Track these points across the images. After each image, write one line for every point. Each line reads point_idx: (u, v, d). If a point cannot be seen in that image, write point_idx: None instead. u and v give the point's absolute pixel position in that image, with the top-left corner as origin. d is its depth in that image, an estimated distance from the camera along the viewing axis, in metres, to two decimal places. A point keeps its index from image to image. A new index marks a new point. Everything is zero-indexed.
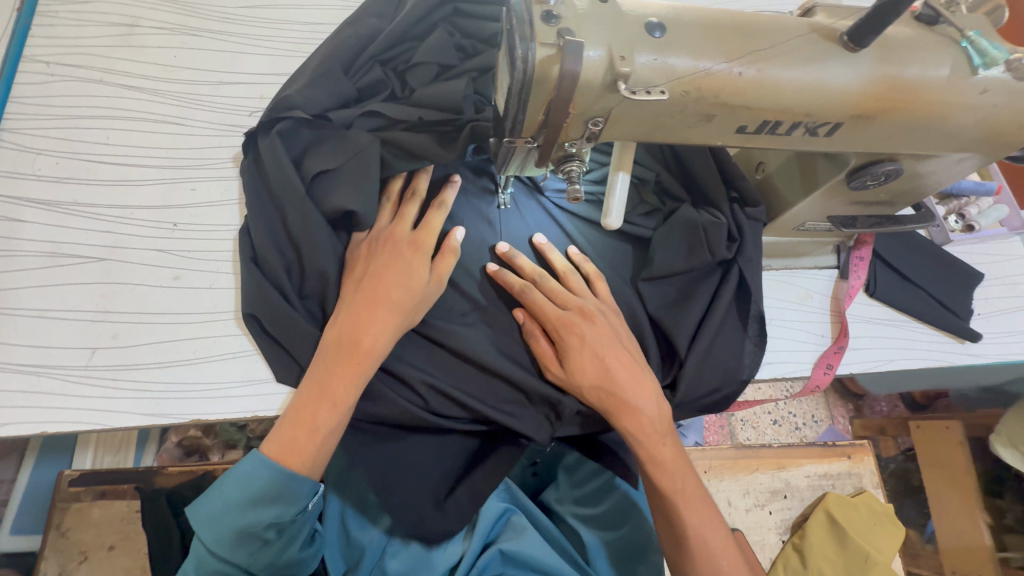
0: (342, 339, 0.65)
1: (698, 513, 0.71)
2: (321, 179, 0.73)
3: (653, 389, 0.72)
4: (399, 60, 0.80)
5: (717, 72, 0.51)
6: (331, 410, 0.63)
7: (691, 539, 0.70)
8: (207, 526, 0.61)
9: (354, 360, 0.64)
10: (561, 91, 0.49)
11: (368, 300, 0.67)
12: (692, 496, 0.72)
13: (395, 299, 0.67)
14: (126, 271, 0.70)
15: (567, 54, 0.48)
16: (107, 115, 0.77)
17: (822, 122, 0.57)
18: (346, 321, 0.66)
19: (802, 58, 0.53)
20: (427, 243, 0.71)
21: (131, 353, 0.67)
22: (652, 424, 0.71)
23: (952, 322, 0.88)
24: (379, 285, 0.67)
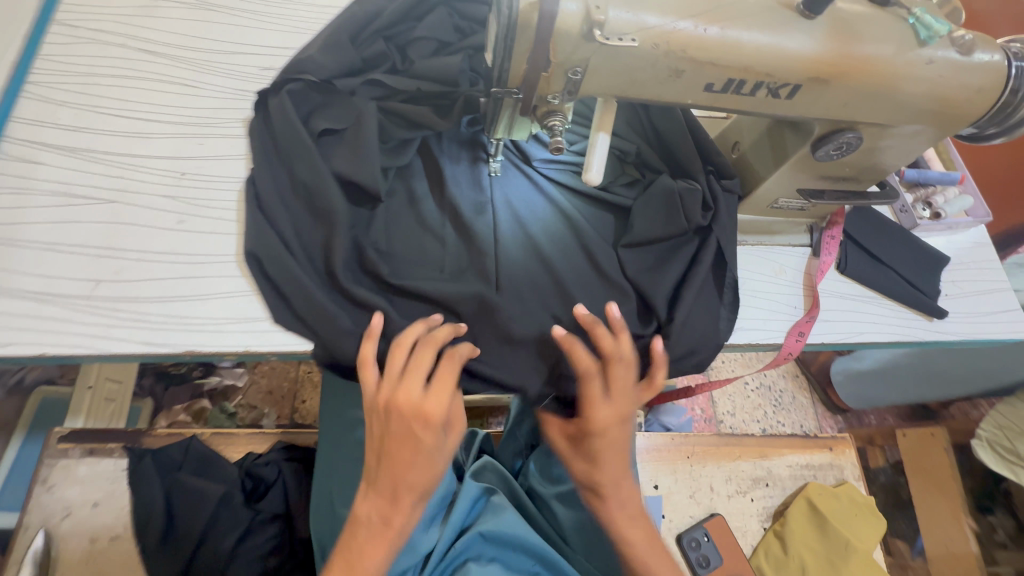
0: (371, 467, 0.70)
1: (619, 474, 0.76)
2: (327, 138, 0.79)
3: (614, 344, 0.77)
4: (401, 37, 0.87)
5: (684, 29, 0.57)
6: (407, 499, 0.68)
7: (602, 484, 0.75)
8: None
9: (400, 451, 0.68)
10: (541, 35, 0.54)
11: (392, 462, 0.69)
12: (619, 455, 0.75)
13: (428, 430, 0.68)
14: (134, 214, 0.74)
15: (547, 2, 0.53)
16: (127, 76, 0.83)
17: (782, 82, 0.62)
18: (387, 441, 0.69)
19: (761, 22, 0.59)
20: (432, 415, 0.68)
21: (133, 287, 0.70)
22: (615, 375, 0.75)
23: (920, 299, 0.92)
24: (401, 408, 0.68)
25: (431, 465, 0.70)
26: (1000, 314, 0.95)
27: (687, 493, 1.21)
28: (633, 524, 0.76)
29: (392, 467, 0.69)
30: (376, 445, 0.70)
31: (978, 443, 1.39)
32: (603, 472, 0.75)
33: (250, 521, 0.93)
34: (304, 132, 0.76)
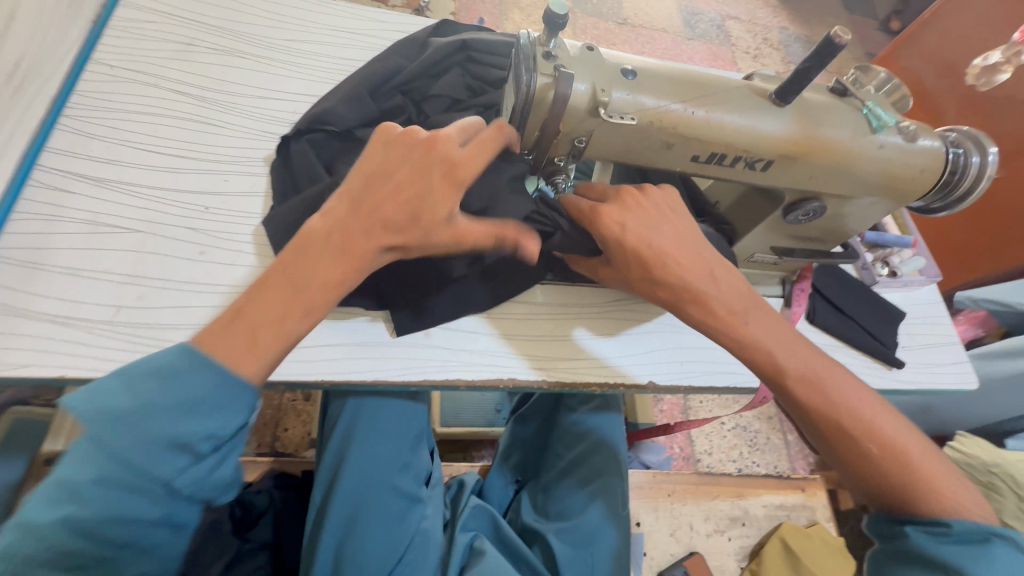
0: (358, 232, 0.58)
1: (728, 302, 0.67)
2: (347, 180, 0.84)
3: (703, 263, 0.68)
4: (418, 92, 0.95)
5: (675, 109, 0.66)
6: (319, 295, 0.59)
7: (762, 360, 0.67)
8: (108, 427, 0.52)
9: (357, 262, 0.59)
10: (553, 110, 0.62)
11: (386, 175, 0.59)
12: (696, 264, 0.67)
13: (395, 212, 0.59)
14: (158, 243, 0.78)
15: (559, 83, 0.61)
16: (159, 113, 0.88)
17: (757, 157, 0.72)
18: (354, 239, 0.58)
19: (740, 107, 0.69)
20: (464, 174, 0.61)
21: (153, 314, 0.74)
22: (714, 297, 0.67)
23: (880, 349, 1.01)
24: (389, 172, 0.59)
25: (447, 200, 0.60)
26: (951, 367, 1.04)
27: (667, 531, 1.25)
28: (813, 391, 0.64)
29: (364, 222, 0.59)
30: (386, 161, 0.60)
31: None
32: (661, 296, 0.69)
33: (238, 548, 0.90)
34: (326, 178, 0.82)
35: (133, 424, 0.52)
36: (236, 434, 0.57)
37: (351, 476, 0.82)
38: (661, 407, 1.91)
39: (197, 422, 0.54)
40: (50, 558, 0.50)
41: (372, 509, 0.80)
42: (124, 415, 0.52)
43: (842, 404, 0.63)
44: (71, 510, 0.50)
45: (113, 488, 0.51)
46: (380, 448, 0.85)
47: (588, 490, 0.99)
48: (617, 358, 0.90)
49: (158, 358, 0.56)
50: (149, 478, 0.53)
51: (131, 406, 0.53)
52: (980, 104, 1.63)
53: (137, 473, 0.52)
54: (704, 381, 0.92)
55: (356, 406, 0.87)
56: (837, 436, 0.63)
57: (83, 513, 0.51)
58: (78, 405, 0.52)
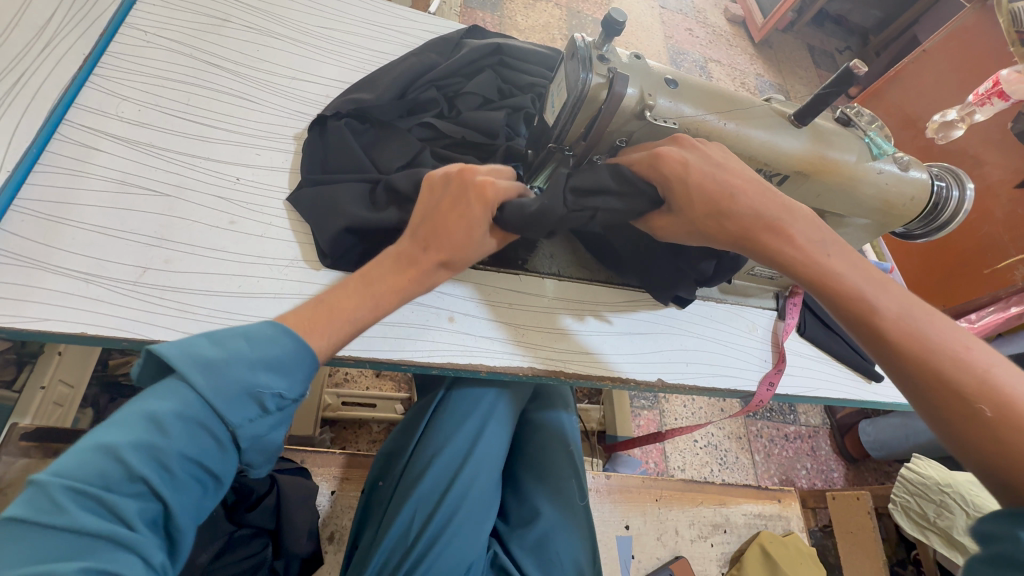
0: (414, 250, 0.67)
1: (808, 237, 0.67)
2: (384, 165, 0.86)
3: (776, 199, 0.68)
4: (450, 89, 0.98)
5: (709, 120, 0.72)
6: (373, 308, 0.63)
7: (847, 291, 0.63)
8: (196, 368, 0.49)
9: (416, 268, 0.67)
10: (605, 108, 0.67)
11: (444, 210, 0.67)
12: (766, 197, 0.67)
13: (454, 239, 0.67)
14: (187, 209, 0.77)
15: (613, 83, 0.66)
16: (192, 83, 0.88)
17: (775, 171, 0.78)
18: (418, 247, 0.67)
19: (765, 125, 0.76)
20: (493, 195, 0.67)
21: (180, 278, 0.72)
22: (795, 231, 0.66)
23: (863, 363, 1.08)
24: (456, 206, 0.67)
25: (469, 232, 0.67)
26: None
27: (655, 535, 1.26)
28: (908, 332, 0.59)
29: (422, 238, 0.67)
30: (434, 195, 0.69)
31: (896, 508, 1.77)
32: (730, 229, 0.67)
33: (228, 537, 0.89)
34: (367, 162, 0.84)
35: (221, 371, 0.50)
36: (299, 400, 0.55)
37: (478, 448, 0.90)
38: (639, 420, 1.95)
39: (278, 380, 0.53)
40: (97, 483, 0.43)
41: (482, 479, 0.88)
42: (212, 362, 0.50)
43: (939, 348, 0.57)
44: (140, 439, 0.45)
45: (194, 425, 0.48)
46: (502, 431, 0.94)
47: (546, 493, 0.98)
48: (627, 357, 0.93)
49: (248, 325, 0.55)
50: (220, 423, 0.50)
51: (221, 355, 0.51)
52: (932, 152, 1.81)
53: (213, 415, 0.49)
54: (710, 382, 0.96)
55: (475, 393, 0.96)
56: (921, 365, 0.57)
57: (148, 440, 0.46)
58: (168, 346, 0.49)
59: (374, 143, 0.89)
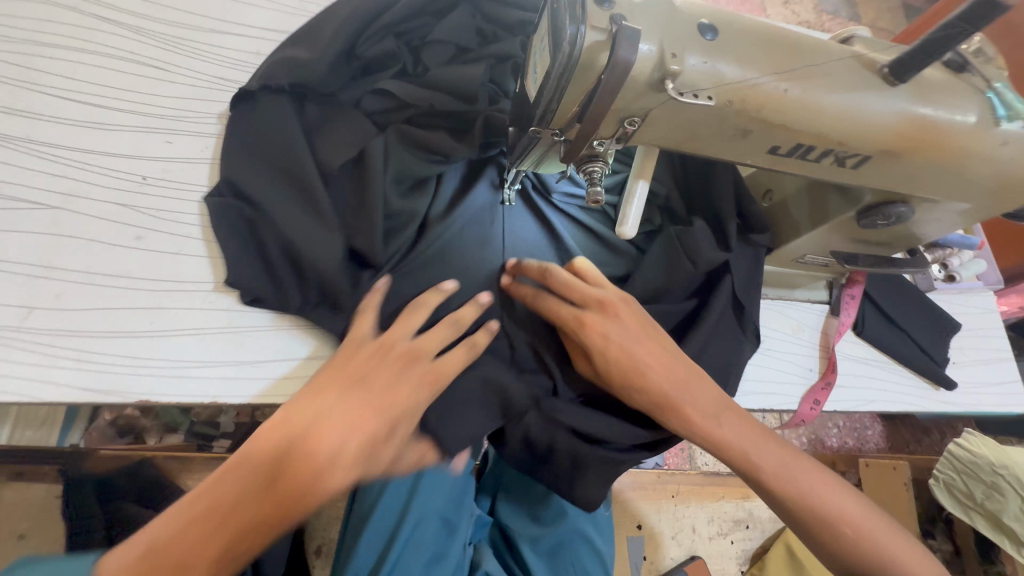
0: (296, 449, 0.50)
1: (700, 408, 0.64)
2: (325, 153, 0.66)
3: (682, 373, 0.65)
4: (414, 35, 0.75)
5: (765, 85, 0.49)
6: (239, 539, 0.48)
7: (738, 459, 0.67)
8: None
9: (298, 479, 0.49)
10: (607, 80, 0.45)
11: (346, 391, 0.55)
12: (669, 365, 0.64)
13: (365, 422, 0.54)
14: (79, 223, 0.62)
15: (621, 42, 0.43)
16: (80, 47, 0.68)
17: (852, 153, 0.56)
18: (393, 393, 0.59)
19: (845, 88, 0.52)
20: (446, 372, 0.61)
21: (74, 318, 0.58)
22: (699, 409, 0.64)
23: (932, 368, 0.89)
24: (363, 385, 0.56)
25: (395, 403, 0.57)
26: (1001, 387, 0.94)
27: (669, 533, 1.18)
28: (789, 490, 0.66)
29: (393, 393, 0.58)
30: (349, 363, 0.58)
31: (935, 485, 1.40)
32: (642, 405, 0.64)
33: None
34: (301, 152, 0.65)
35: None
36: None
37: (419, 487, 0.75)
38: None
39: None
40: None
41: (428, 530, 0.74)
42: None
43: (824, 513, 0.66)
44: None
45: None
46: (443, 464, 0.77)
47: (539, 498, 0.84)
48: None
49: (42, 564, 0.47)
50: None
51: None
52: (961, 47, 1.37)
53: None
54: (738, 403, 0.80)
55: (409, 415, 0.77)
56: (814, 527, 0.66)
57: None
58: None
59: (315, 120, 0.70)
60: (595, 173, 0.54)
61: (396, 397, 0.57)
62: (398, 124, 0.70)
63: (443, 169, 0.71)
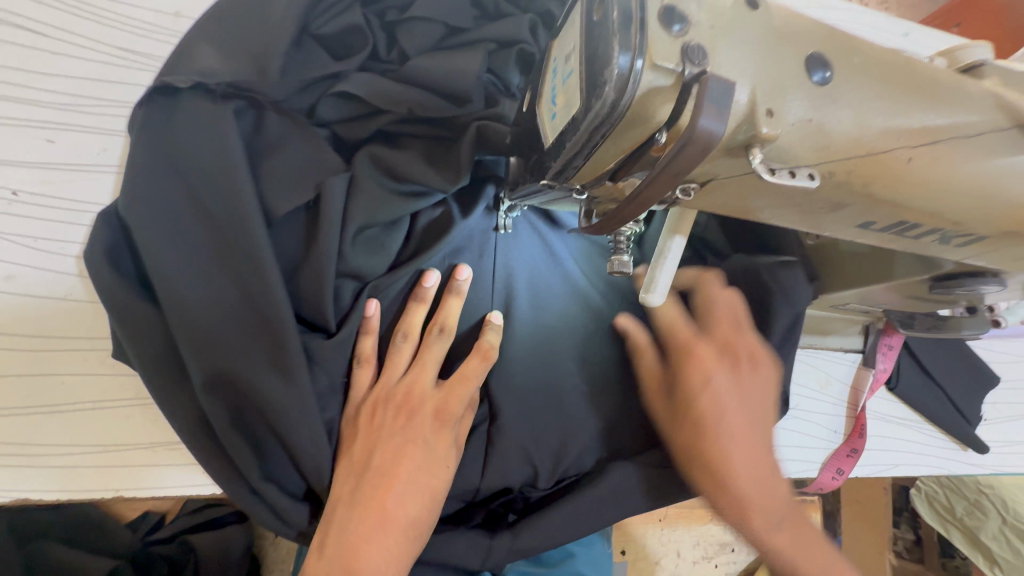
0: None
1: (757, 482, 0.54)
2: (269, 194, 0.51)
3: (749, 434, 0.55)
4: (389, 5, 0.57)
5: (879, 153, 0.34)
6: None
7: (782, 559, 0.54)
8: None
9: None
10: (675, 161, 0.28)
11: (368, 492, 0.49)
12: (744, 415, 0.55)
13: (395, 517, 0.48)
14: None
15: (708, 104, 0.26)
16: None
17: (962, 233, 0.42)
18: (325, 533, 0.48)
19: (978, 156, 0.37)
20: (454, 417, 0.53)
21: None
22: (752, 483, 0.53)
23: (964, 429, 0.80)
24: (390, 460, 0.50)
25: (430, 485, 0.50)
26: None
27: (653, 558, 1.13)
28: None
29: (331, 526, 0.48)
30: (368, 425, 0.52)
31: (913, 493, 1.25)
32: (699, 470, 0.55)
33: None
34: (230, 195, 0.48)
35: None
36: None
37: None
38: None
39: None
40: None
41: None
42: None
43: None
44: None
45: None
46: None
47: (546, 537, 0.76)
48: None
49: None
50: None
51: None
52: (998, 11, 1.09)
53: None
54: None
55: None
56: None
57: None
58: None
59: (253, 126, 0.52)
60: (620, 234, 0.44)
61: (422, 468, 0.51)
62: (375, 147, 0.55)
63: (421, 206, 0.56)
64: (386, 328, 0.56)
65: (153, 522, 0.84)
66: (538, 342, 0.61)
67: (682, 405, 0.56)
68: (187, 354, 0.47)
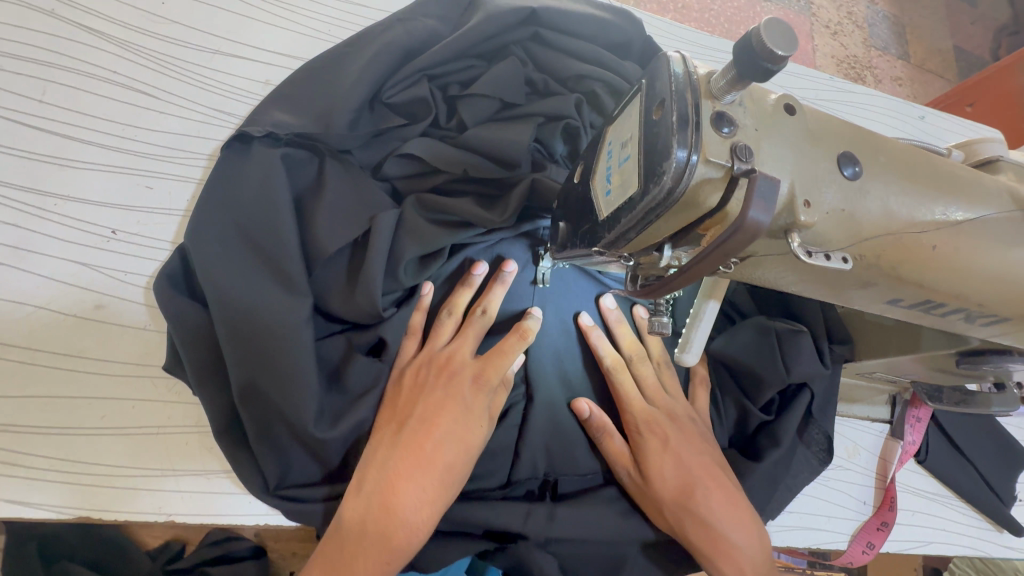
0: (375, 516, 0.47)
1: (734, 530, 0.55)
2: (321, 234, 0.54)
3: (723, 484, 0.57)
4: (452, 81, 0.63)
5: (905, 240, 0.38)
6: None
7: None
8: None
9: (389, 545, 0.46)
10: (725, 242, 0.31)
11: (410, 440, 0.51)
12: (713, 469, 0.58)
13: (438, 459, 0.50)
14: (30, 286, 0.52)
15: (756, 198, 0.30)
16: (51, 64, 0.57)
17: (987, 313, 0.44)
18: (365, 471, 0.50)
19: (999, 245, 0.41)
20: (492, 381, 0.55)
21: (14, 403, 0.50)
22: (727, 533, 0.55)
23: (997, 508, 0.78)
24: (431, 412, 0.52)
25: (466, 436, 0.52)
26: None
27: None
28: None
29: (372, 464, 0.50)
30: (409, 384, 0.55)
31: None
32: (679, 523, 0.56)
33: None
34: (289, 240, 0.52)
35: None
36: None
37: None
38: None
39: None
40: None
41: None
42: None
43: None
44: None
45: None
46: None
47: None
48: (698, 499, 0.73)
49: None
50: None
51: None
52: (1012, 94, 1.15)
53: None
54: (784, 540, 0.71)
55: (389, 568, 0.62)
56: None
57: None
58: None
59: (315, 178, 0.57)
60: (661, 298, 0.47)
61: (461, 422, 0.52)
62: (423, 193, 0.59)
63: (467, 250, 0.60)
64: (434, 310, 0.60)
65: (172, 553, 0.84)
66: (572, 373, 0.63)
67: (635, 458, 0.59)
68: (239, 380, 0.50)
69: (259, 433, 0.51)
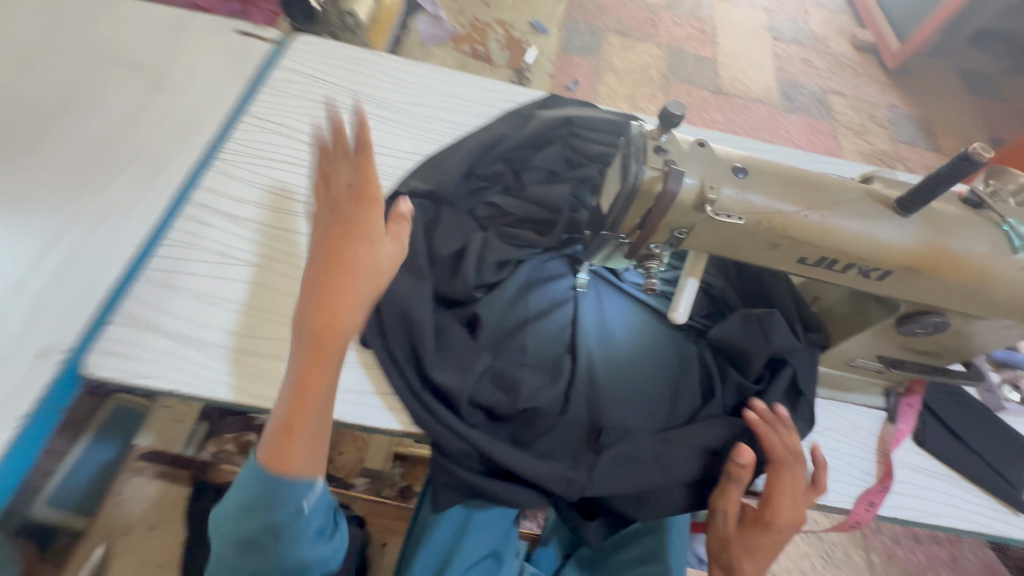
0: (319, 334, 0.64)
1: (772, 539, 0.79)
2: (437, 246, 0.87)
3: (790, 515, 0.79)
4: (518, 161, 0.99)
5: (787, 212, 0.64)
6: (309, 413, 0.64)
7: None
8: None
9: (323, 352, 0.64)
10: (659, 205, 0.62)
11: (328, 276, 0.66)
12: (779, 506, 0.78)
13: (347, 284, 0.65)
14: (272, 277, 0.86)
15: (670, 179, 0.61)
16: (291, 160, 0.97)
17: (874, 266, 0.67)
18: (311, 304, 0.66)
19: (860, 217, 0.65)
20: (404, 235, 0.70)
21: (255, 342, 0.80)
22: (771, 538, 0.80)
23: (1003, 489, 0.87)
24: (347, 256, 0.66)
25: (361, 271, 0.66)
26: None
27: None
28: None
29: (310, 293, 0.66)
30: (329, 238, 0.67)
31: None
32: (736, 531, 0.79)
33: None
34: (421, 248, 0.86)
35: None
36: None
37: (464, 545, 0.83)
38: None
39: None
40: None
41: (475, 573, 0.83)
42: None
43: None
44: None
45: None
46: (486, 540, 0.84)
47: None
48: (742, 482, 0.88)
49: None
50: None
51: None
52: None
53: None
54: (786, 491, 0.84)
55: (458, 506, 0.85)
56: None
57: None
58: None
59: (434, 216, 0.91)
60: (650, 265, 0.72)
61: (367, 269, 0.66)
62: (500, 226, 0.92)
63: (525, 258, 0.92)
64: (508, 299, 0.89)
65: None
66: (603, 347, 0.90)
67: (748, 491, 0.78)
68: (387, 330, 0.80)
69: (393, 366, 0.79)
